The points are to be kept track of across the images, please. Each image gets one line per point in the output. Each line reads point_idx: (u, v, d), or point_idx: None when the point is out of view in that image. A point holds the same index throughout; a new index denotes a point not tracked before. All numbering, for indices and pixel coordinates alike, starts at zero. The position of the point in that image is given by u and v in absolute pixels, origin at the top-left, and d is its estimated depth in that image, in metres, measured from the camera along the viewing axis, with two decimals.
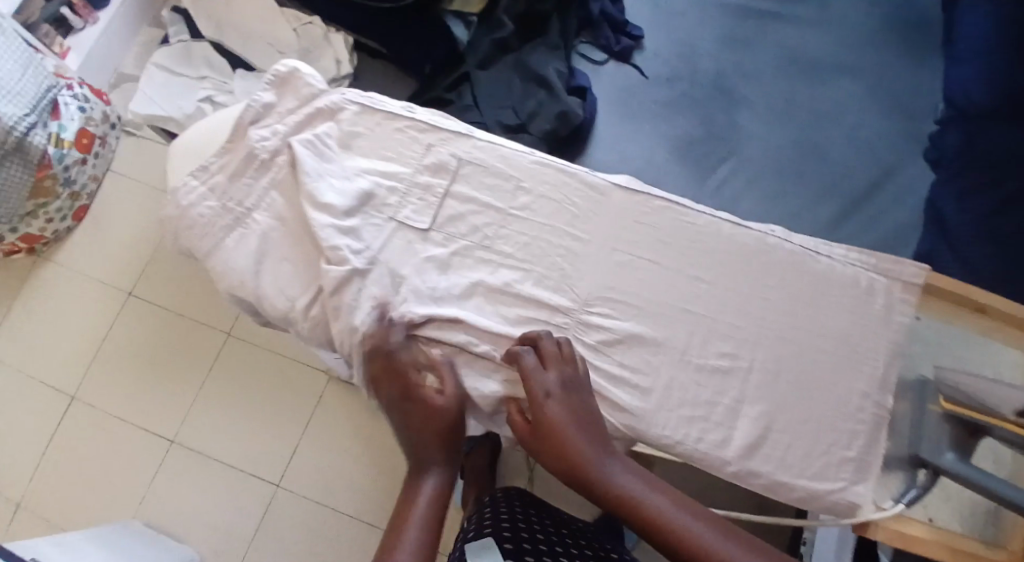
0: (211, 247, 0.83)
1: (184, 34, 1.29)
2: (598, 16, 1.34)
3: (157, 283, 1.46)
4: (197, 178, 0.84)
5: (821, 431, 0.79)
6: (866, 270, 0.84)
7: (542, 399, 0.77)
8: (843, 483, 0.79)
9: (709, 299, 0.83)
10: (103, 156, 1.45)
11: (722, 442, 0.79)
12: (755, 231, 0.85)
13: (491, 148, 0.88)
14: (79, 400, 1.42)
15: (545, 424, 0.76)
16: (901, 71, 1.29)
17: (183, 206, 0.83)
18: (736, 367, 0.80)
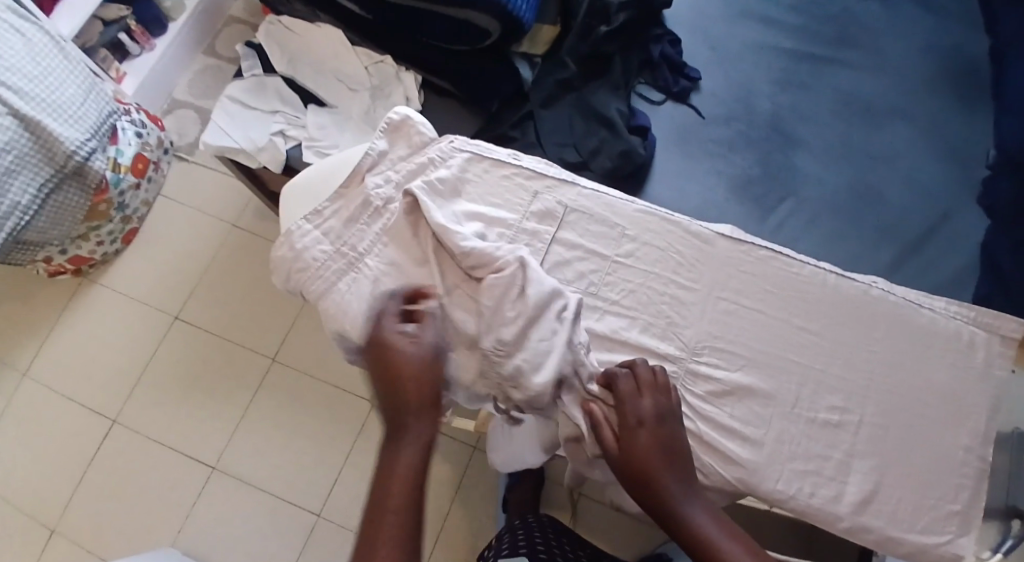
0: (324, 289, 0.88)
1: (257, 69, 1.37)
2: (658, 59, 1.37)
3: (203, 306, 1.42)
4: (311, 222, 0.90)
5: (927, 486, 0.87)
6: (967, 324, 0.92)
7: (632, 426, 0.81)
8: (949, 536, 0.86)
9: (815, 350, 0.90)
10: (155, 180, 1.46)
11: (836, 497, 0.85)
12: (860, 284, 0.92)
13: (596, 197, 0.94)
14: (120, 423, 1.37)
15: (631, 451, 0.80)
16: (953, 119, 1.33)
17: (298, 247, 0.90)
18: (850, 420, 0.88)
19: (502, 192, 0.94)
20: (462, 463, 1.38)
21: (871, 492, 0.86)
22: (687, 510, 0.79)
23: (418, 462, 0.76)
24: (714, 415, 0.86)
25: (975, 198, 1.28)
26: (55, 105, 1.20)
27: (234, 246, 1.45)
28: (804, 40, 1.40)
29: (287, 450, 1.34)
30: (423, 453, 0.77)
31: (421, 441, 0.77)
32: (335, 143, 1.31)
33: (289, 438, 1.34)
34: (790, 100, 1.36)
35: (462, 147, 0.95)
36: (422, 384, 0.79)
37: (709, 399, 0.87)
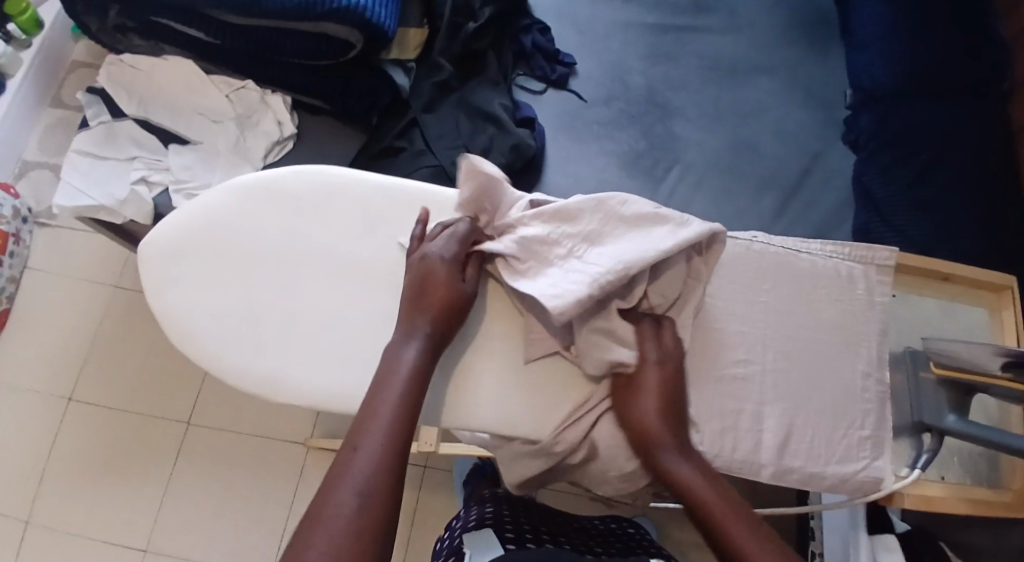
0: (243, 352, 0.94)
1: (103, 115, 1.28)
2: (531, 49, 1.37)
3: (98, 381, 1.33)
4: (225, 294, 0.96)
5: (840, 418, 0.96)
6: (844, 260, 1.02)
7: (643, 425, 0.87)
8: (866, 461, 0.95)
9: (718, 311, 0.97)
10: (18, 255, 1.34)
11: (757, 446, 0.93)
12: (741, 240, 1.01)
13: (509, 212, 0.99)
14: (34, 523, 1.26)
15: (649, 440, 0.86)
16: (810, 66, 1.40)
17: (211, 318, 0.95)
18: (754, 370, 0.96)
19: (369, 216, 1.00)
20: (415, 485, 1.34)
21: (787, 435, 0.94)
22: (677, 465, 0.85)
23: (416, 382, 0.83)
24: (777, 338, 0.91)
25: (841, 135, 1.36)
26: None
27: (124, 310, 1.36)
28: (664, 12, 1.44)
29: (223, 513, 1.27)
30: (417, 367, 0.83)
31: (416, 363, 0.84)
32: (206, 182, 1.24)
33: (224, 498, 1.28)
34: (660, 71, 1.39)
35: (331, 178, 1.01)
36: (449, 293, 0.88)
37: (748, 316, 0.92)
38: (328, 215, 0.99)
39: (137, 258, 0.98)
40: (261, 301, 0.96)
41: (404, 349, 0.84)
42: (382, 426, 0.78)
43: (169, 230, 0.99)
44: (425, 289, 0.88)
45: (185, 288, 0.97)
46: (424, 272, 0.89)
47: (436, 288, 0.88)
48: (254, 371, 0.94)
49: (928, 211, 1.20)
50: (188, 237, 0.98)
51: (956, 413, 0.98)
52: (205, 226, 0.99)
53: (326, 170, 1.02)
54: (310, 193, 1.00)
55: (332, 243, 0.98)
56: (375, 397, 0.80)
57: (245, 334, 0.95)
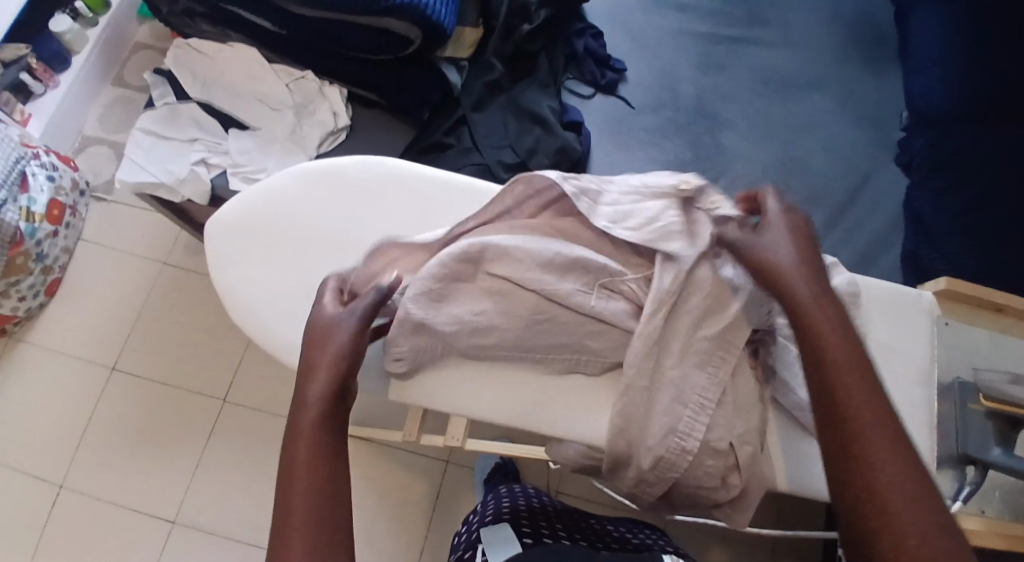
0: (286, 332, 0.96)
1: (168, 97, 1.32)
2: (582, 53, 1.38)
3: (141, 353, 1.36)
4: (269, 274, 0.98)
5: None
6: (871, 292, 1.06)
7: (767, 258, 0.79)
8: None
9: None
10: (74, 226, 1.39)
11: None
12: None
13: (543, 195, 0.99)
14: (69, 486, 1.29)
15: (776, 279, 0.78)
16: (864, 84, 1.38)
17: (256, 296, 0.98)
18: None
19: (428, 204, 1.01)
20: (437, 478, 1.34)
21: None
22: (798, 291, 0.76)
23: (323, 426, 0.76)
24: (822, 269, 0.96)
25: (893, 157, 1.34)
26: None
27: (169, 286, 1.39)
28: (718, 23, 1.43)
29: (250, 490, 1.30)
30: (317, 430, 0.76)
31: (312, 425, 0.76)
32: (261, 167, 1.26)
33: (253, 476, 1.30)
34: (710, 82, 1.39)
35: (390, 166, 1.02)
36: (326, 341, 0.80)
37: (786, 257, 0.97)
38: (377, 206, 1.01)
39: (204, 237, 1.02)
40: (320, 282, 0.98)
41: (300, 414, 0.77)
42: (299, 508, 0.72)
43: (226, 211, 1.02)
44: (310, 344, 0.81)
45: (246, 268, 0.99)
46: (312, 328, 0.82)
47: (320, 341, 0.80)
48: (294, 352, 0.96)
49: (979, 238, 1.17)
50: (243, 218, 1.01)
51: (1002, 447, 0.97)
52: (267, 209, 1.01)
53: (379, 161, 1.03)
54: (370, 180, 1.02)
55: (391, 230, 1.00)
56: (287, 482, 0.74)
57: (288, 314, 0.97)
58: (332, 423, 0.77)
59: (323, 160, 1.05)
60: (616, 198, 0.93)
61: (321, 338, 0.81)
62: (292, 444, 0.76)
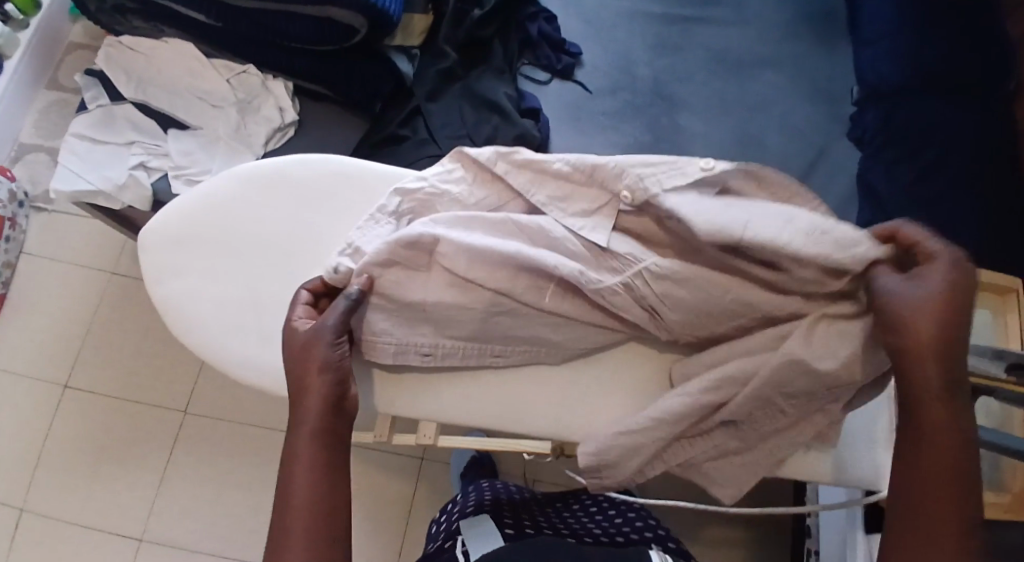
0: (245, 343, 0.94)
1: (101, 99, 1.26)
2: (536, 38, 1.35)
3: (95, 368, 1.31)
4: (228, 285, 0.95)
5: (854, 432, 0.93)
6: None
7: (925, 326, 0.71)
8: None
9: None
10: (14, 239, 1.32)
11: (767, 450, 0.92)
12: None
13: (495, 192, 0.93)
14: (27, 511, 1.25)
15: (923, 363, 0.71)
16: (818, 60, 1.38)
17: (213, 308, 0.95)
18: None
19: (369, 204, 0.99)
20: (413, 477, 1.33)
21: None
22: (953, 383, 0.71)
23: (318, 440, 0.79)
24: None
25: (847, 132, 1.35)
26: None
27: (122, 298, 1.34)
28: (671, 3, 1.42)
29: (219, 503, 1.27)
30: (317, 443, 0.79)
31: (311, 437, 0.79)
32: (205, 168, 1.21)
33: (222, 487, 1.27)
34: (665, 63, 1.37)
35: (328, 166, 1.00)
36: (311, 358, 0.81)
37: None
38: (328, 205, 0.99)
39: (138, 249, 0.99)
40: (261, 289, 0.96)
41: (296, 431, 0.79)
42: (300, 523, 0.76)
43: (168, 217, 0.99)
44: (290, 362, 0.82)
45: (184, 280, 0.97)
46: (293, 344, 0.83)
47: (300, 358, 0.82)
48: (253, 362, 0.93)
49: (932, 210, 1.20)
50: (190, 226, 0.99)
51: None
52: (200, 217, 0.99)
53: (330, 158, 1.01)
54: (309, 182, 0.99)
55: (330, 232, 0.97)
56: (286, 497, 0.78)
57: (247, 325, 0.95)
58: (330, 436, 0.80)
59: (258, 163, 1.02)
60: (580, 204, 0.89)
61: (300, 354, 0.82)
62: (291, 459, 0.78)
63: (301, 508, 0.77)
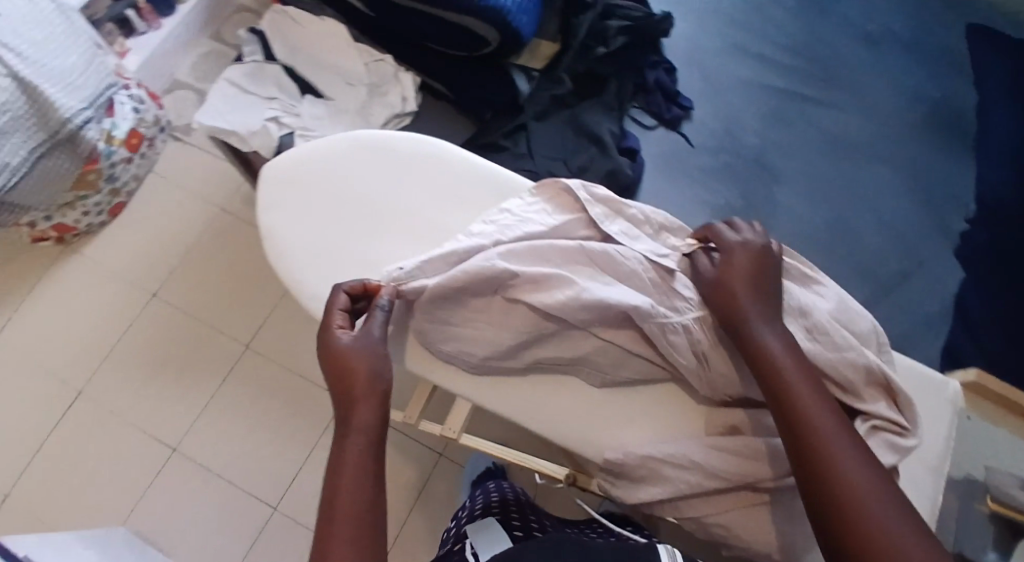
0: (312, 282, 0.97)
1: (256, 54, 1.33)
2: (652, 85, 1.39)
3: (184, 287, 1.43)
4: (301, 223, 1.00)
5: None
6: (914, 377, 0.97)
7: (732, 287, 0.88)
8: None
9: None
10: (148, 157, 1.48)
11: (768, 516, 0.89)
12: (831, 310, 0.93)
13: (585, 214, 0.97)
14: (85, 396, 1.36)
15: (743, 327, 0.85)
16: (935, 166, 1.35)
17: (287, 242, 0.99)
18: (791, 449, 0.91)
19: (490, 205, 1.00)
20: (426, 470, 1.35)
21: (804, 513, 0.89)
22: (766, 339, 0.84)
23: (372, 444, 0.81)
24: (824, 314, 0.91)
25: (949, 246, 1.30)
26: (54, 72, 1.24)
27: (222, 232, 1.46)
28: (794, 80, 1.42)
29: (250, 437, 1.34)
30: (369, 448, 0.81)
31: (366, 439, 0.81)
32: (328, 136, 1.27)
33: (257, 424, 1.35)
34: (776, 135, 1.38)
35: (437, 149, 1.03)
36: (362, 365, 0.84)
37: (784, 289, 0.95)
38: (430, 184, 1.01)
39: (259, 176, 1.03)
40: (357, 244, 0.98)
41: (348, 434, 0.81)
42: (348, 523, 0.76)
43: (282, 158, 1.03)
44: (336, 368, 0.84)
45: (292, 213, 1.00)
46: (337, 351, 0.84)
47: (347, 363, 0.84)
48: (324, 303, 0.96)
49: None
50: (301, 170, 1.02)
51: None
52: (330, 163, 1.03)
53: (439, 143, 1.04)
54: (432, 165, 1.02)
55: (429, 208, 1.00)
56: (333, 498, 0.78)
57: (313, 265, 0.98)
58: (379, 439, 0.82)
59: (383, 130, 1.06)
60: (647, 246, 0.95)
61: (351, 361, 0.84)
62: (341, 463, 0.79)
63: (349, 507, 0.77)
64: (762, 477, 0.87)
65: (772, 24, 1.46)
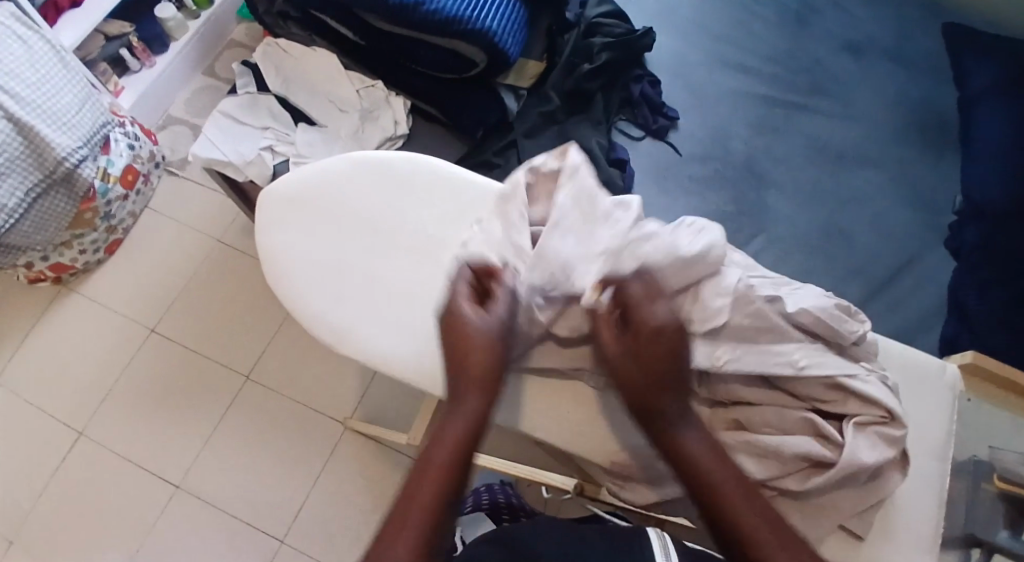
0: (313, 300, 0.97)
1: (250, 86, 1.34)
2: (637, 98, 1.42)
3: (182, 320, 1.43)
4: (299, 240, 1.00)
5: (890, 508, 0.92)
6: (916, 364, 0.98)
7: (645, 335, 0.83)
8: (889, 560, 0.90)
9: None
10: (143, 193, 1.49)
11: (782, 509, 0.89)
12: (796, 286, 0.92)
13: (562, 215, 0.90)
14: (87, 435, 1.35)
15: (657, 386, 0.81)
16: (920, 164, 1.37)
17: (289, 259, 0.99)
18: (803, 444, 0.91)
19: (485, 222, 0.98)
20: None
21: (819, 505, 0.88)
22: (688, 438, 0.80)
23: (461, 452, 0.79)
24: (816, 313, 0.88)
25: (940, 241, 1.32)
26: (49, 112, 1.25)
27: (219, 263, 1.47)
28: (779, 87, 1.45)
29: (254, 467, 1.33)
30: (459, 452, 0.79)
31: (460, 437, 0.80)
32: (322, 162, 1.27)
33: (262, 452, 1.34)
34: (763, 142, 1.41)
35: (430, 165, 1.01)
36: (483, 357, 0.83)
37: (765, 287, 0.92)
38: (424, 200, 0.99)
39: (258, 201, 1.03)
40: (353, 263, 0.98)
41: (450, 422, 0.81)
42: (414, 521, 0.74)
43: (277, 182, 1.03)
44: (455, 338, 0.85)
45: (293, 233, 1.00)
46: (461, 327, 0.85)
47: (466, 344, 0.84)
48: (327, 320, 0.96)
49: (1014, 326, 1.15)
50: (299, 192, 1.02)
51: (1008, 531, 0.95)
52: (327, 186, 1.02)
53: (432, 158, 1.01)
54: (427, 181, 1.00)
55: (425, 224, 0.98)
56: (411, 494, 0.76)
57: (313, 280, 0.98)
58: (475, 438, 0.81)
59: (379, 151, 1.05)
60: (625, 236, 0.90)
61: (477, 341, 0.84)
62: (432, 462, 0.78)
63: (422, 508, 0.75)
64: (784, 473, 0.87)
65: (756, 36, 1.50)
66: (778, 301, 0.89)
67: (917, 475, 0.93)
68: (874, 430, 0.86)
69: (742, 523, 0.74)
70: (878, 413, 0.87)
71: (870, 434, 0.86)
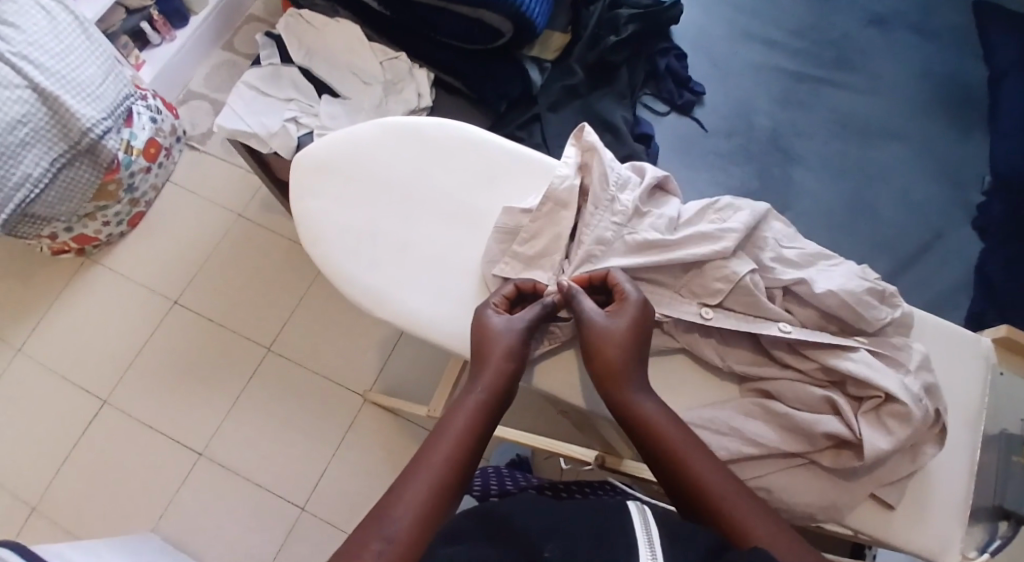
0: (343, 263, 0.98)
1: (274, 58, 1.33)
2: (663, 72, 1.41)
3: (203, 292, 1.43)
4: (329, 207, 1.00)
5: (924, 478, 0.91)
6: (949, 333, 0.97)
7: (601, 342, 0.87)
8: (921, 529, 0.89)
9: None
10: (166, 166, 1.50)
11: (813, 476, 0.89)
12: (843, 267, 0.94)
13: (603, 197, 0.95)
14: (110, 405, 1.36)
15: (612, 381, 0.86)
16: (949, 140, 1.36)
17: (317, 225, 1.00)
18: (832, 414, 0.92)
19: (519, 191, 1.00)
20: None
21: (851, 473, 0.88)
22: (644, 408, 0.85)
23: (470, 435, 0.82)
24: (842, 296, 0.90)
25: (970, 218, 1.30)
26: (74, 82, 1.25)
27: (241, 236, 1.47)
28: (805, 61, 1.44)
29: (274, 438, 1.33)
30: (468, 434, 0.82)
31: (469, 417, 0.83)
32: None
33: (282, 423, 1.34)
34: (789, 117, 1.39)
35: (464, 134, 1.03)
36: (500, 348, 0.87)
37: (797, 263, 0.94)
38: (456, 167, 1.01)
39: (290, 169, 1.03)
40: (388, 228, 0.99)
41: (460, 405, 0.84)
42: (418, 490, 0.77)
43: (314, 145, 1.04)
44: (479, 336, 0.89)
45: (323, 197, 1.01)
46: (484, 328, 0.89)
47: (487, 341, 0.88)
48: (360, 281, 0.97)
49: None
50: (330, 156, 1.02)
51: None
52: (362, 154, 1.02)
53: (467, 127, 1.03)
54: (460, 150, 1.02)
55: (459, 191, 1.00)
56: (416, 465, 0.79)
57: (345, 247, 0.98)
58: (485, 425, 0.84)
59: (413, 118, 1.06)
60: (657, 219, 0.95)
61: (500, 343, 0.87)
62: (439, 439, 0.81)
63: (429, 480, 0.78)
64: (811, 444, 0.88)
65: (782, 10, 1.48)
66: (803, 284, 0.91)
67: (949, 445, 0.92)
68: (885, 414, 0.87)
69: (713, 499, 0.79)
70: (879, 396, 0.87)
71: (881, 417, 0.87)
